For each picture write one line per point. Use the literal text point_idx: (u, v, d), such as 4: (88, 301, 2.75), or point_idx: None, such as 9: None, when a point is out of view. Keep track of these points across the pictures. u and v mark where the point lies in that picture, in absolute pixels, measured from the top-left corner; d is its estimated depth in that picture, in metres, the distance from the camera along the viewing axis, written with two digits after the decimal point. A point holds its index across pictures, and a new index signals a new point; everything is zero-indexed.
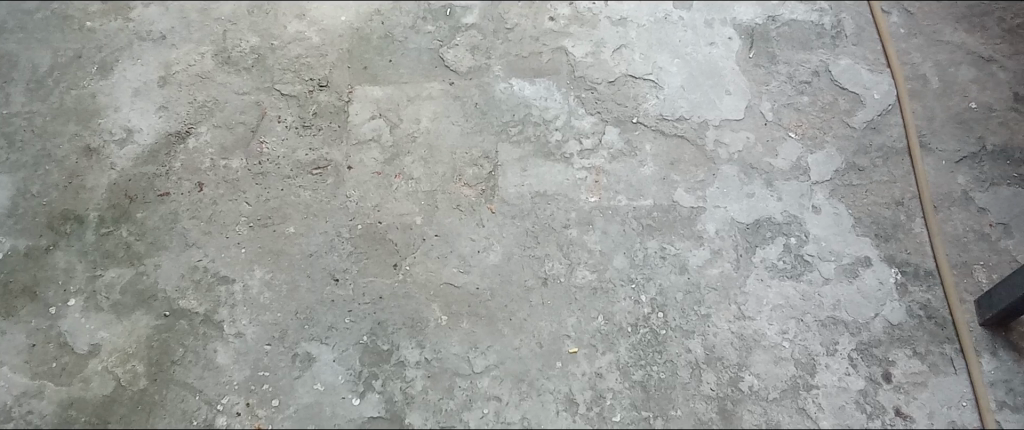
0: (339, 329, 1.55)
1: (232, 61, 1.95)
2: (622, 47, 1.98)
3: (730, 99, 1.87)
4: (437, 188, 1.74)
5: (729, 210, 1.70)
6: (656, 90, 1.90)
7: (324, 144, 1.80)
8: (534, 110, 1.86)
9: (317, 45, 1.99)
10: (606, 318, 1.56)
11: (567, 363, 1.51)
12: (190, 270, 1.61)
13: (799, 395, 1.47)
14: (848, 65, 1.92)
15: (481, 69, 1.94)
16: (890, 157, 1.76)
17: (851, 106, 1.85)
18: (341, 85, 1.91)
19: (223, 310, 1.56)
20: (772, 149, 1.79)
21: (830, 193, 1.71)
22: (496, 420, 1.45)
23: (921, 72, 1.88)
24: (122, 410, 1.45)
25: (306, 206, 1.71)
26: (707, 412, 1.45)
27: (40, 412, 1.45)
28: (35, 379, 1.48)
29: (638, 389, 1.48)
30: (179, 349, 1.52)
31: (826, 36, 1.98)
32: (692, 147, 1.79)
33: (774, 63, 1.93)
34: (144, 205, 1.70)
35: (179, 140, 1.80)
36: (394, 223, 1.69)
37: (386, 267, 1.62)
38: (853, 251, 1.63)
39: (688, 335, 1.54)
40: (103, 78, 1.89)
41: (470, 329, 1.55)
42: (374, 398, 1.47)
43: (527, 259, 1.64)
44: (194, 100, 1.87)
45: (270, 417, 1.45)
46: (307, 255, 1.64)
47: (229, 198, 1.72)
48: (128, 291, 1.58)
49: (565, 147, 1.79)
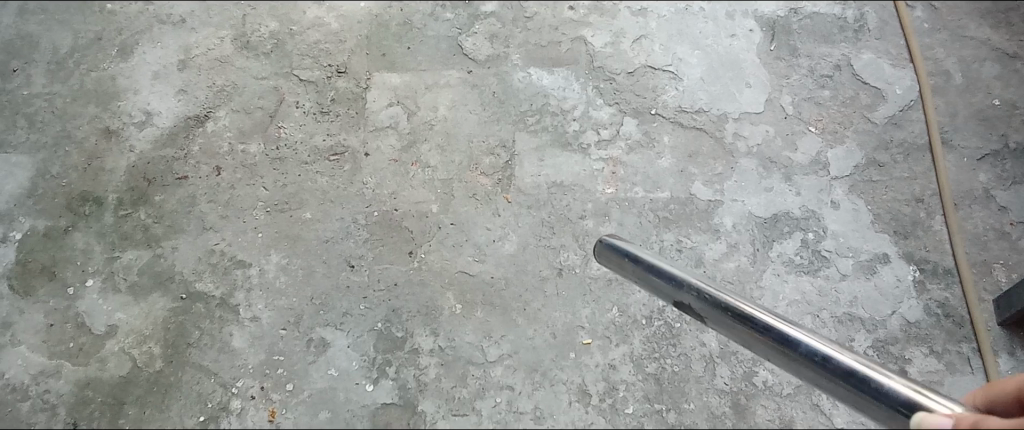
0: (354, 316, 1.55)
1: (250, 46, 1.95)
2: (642, 37, 1.97)
3: (750, 92, 1.86)
4: (453, 176, 1.74)
5: (747, 204, 1.68)
6: (676, 82, 1.88)
7: (342, 130, 1.80)
8: (551, 100, 1.85)
9: (336, 31, 1.99)
10: (621, 310, 1.56)
11: (580, 355, 1.51)
12: (207, 253, 1.62)
13: (814, 392, 1.46)
14: (870, 59, 1.90)
15: (499, 57, 1.94)
16: (911, 153, 1.74)
17: (872, 101, 1.83)
18: (359, 72, 1.91)
19: (239, 294, 1.57)
20: (791, 142, 1.77)
21: (849, 188, 1.70)
22: (509, 409, 1.45)
23: (944, 68, 1.86)
24: (138, 391, 1.46)
25: (322, 191, 1.71)
26: (720, 407, 1.45)
27: (57, 390, 1.46)
28: (53, 358, 1.49)
29: (651, 382, 1.48)
30: (195, 331, 1.53)
31: (849, 29, 1.96)
32: (711, 139, 1.78)
33: (795, 56, 1.92)
34: (162, 188, 1.71)
35: (198, 124, 1.81)
36: (409, 210, 1.69)
37: (401, 254, 1.63)
38: (871, 248, 1.62)
39: (702, 328, 1.53)
40: (123, 60, 1.90)
41: (484, 318, 1.55)
42: (388, 385, 1.48)
43: (542, 249, 1.63)
44: (212, 85, 1.87)
45: (284, 401, 1.46)
46: (323, 240, 1.64)
47: (246, 182, 1.72)
48: (146, 273, 1.59)
49: (582, 138, 1.79)
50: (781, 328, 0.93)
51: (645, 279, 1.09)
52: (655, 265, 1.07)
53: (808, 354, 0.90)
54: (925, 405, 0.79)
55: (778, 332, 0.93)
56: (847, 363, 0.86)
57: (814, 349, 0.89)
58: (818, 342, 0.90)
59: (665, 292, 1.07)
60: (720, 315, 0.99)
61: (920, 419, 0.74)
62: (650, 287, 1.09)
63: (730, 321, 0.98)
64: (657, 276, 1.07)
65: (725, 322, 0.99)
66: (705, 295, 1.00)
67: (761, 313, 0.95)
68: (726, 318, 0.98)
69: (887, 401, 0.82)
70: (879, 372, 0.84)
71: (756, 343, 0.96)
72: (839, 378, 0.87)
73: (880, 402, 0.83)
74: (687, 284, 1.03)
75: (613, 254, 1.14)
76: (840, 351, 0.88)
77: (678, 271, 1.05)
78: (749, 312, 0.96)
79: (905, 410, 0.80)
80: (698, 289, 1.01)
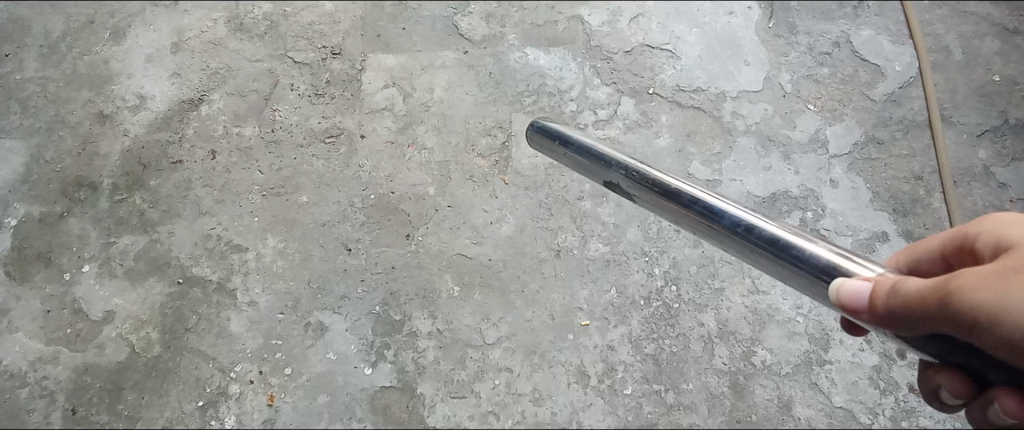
0: (351, 299, 1.55)
1: (244, 28, 1.94)
2: (639, 16, 1.95)
3: (748, 70, 1.84)
4: (450, 158, 1.72)
5: (746, 183, 1.67)
6: (673, 61, 1.87)
7: (337, 112, 1.79)
8: (548, 80, 1.84)
9: (330, 13, 1.97)
10: (620, 291, 1.55)
11: (579, 336, 1.50)
12: (203, 238, 1.61)
13: (812, 370, 1.47)
14: (869, 36, 1.89)
15: (496, 37, 1.92)
16: (910, 130, 1.73)
17: (871, 78, 1.82)
18: (353, 53, 1.89)
19: (236, 278, 1.57)
20: (789, 121, 1.76)
21: (848, 166, 1.69)
22: (507, 391, 1.45)
23: (944, 44, 1.84)
24: (137, 376, 1.46)
25: (318, 175, 1.70)
26: (719, 386, 1.45)
27: (55, 377, 1.45)
28: (50, 344, 1.46)
29: (650, 363, 1.47)
30: (193, 316, 1.52)
31: (848, 6, 1.95)
32: (709, 119, 1.77)
33: (794, 33, 1.90)
34: (156, 173, 1.70)
35: (192, 107, 1.80)
36: (406, 193, 1.68)
37: (398, 237, 1.62)
38: (871, 226, 1.61)
39: (701, 308, 1.53)
40: (116, 44, 1.89)
41: (482, 300, 1.55)
42: (386, 368, 1.48)
43: (540, 231, 1.63)
44: (206, 67, 1.86)
45: (282, 385, 1.46)
46: (319, 224, 1.63)
47: (241, 166, 1.71)
48: (142, 258, 1.59)
49: (580, 118, 1.77)
50: (705, 200, 0.88)
51: (572, 158, 1.08)
52: (585, 146, 1.06)
53: (732, 227, 0.84)
54: (844, 269, 0.76)
55: (703, 205, 0.88)
56: (772, 233, 0.81)
57: (737, 220, 0.84)
58: (743, 213, 0.84)
59: (593, 171, 1.05)
60: (649, 191, 0.95)
61: (839, 285, 0.74)
62: (580, 169, 1.08)
63: (657, 198, 0.94)
64: (586, 156, 1.05)
65: (652, 199, 0.95)
66: (636, 173, 0.97)
67: (691, 187, 0.90)
68: (653, 195, 0.94)
69: (806, 267, 0.78)
70: (801, 239, 0.79)
71: (682, 219, 0.92)
72: (761, 248, 0.82)
73: (800, 269, 0.79)
74: (617, 163, 1.00)
75: (548, 138, 1.12)
76: (765, 221, 0.83)
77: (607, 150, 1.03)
78: (677, 188, 0.91)
79: (826, 277, 0.77)
80: (626, 166, 0.98)
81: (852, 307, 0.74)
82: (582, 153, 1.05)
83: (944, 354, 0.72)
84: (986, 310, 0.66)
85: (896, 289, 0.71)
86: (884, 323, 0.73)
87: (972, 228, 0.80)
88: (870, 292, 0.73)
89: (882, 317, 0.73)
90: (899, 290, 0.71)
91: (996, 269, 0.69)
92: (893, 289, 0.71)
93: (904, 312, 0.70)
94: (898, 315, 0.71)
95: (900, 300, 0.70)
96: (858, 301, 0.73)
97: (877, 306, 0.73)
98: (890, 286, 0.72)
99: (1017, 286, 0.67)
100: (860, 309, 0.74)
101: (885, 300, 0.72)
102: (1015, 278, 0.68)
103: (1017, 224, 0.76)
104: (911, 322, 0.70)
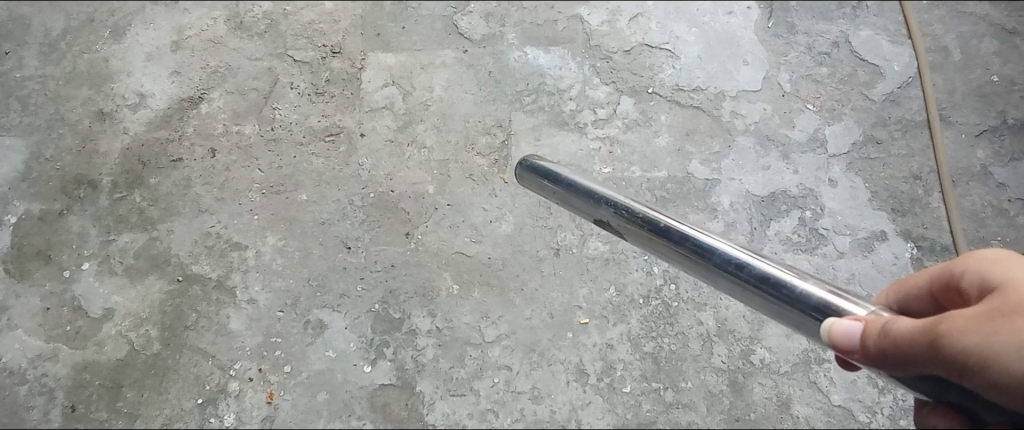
0: (350, 297, 1.55)
1: (244, 27, 1.94)
2: (639, 15, 1.96)
3: (747, 69, 1.85)
4: (450, 157, 1.73)
5: (745, 182, 1.68)
6: (672, 60, 1.87)
7: (336, 111, 1.80)
8: (547, 79, 1.84)
9: (330, 12, 1.98)
10: (619, 289, 1.56)
11: (578, 334, 1.51)
12: (203, 236, 1.61)
13: (811, 369, 1.47)
14: (868, 36, 1.89)
15: (495, 37, 1.92)
16: (908, 129, 1.73)
17: (870, 78, 1.82)
18: (353, 52, 1.90)
19: (236, 275, 1.57)
20: (788, 120, 1.77)
21: (846, 166, 1.69)
22: (507, 389, 1.45)
23: (942, 44, 1.84)
24: (136, 374, 1.46)
25: (318, 173, 1.70)
26: (717, 385, 1.45)
27: (54, 374, 1.44)
28: (49, 342, 1.45)
29: (649, 361, 1.48)
30: (192, 314, 1.53)
31: (847, 6, 1.95)
32: (708, 118, 1.78)
33: (793, 33, 1.91)
34: (156, 171, 1.70)
35: (192, 105, 1.80)
36: (405, 191, 1.68)
37: (398, 236, 1.62)
38: (869, 225, 1.61)
39: (700, 307, 1.53)
40: (115, 42, 1.86)
41: (481, 299, 1.55)
42: (385, 366, 1.48)
43: (539, 229, 1.63)
44: (206, 66, 1.87)
45: (282, 383, 1.46)
46: (319, 222, 1.64)
47: (241, 164, 1.71)
48: (142, 256, 1.59)
49: (579, 117, 1.78)
50: (695, 237, 0.81)
51: (558, 194, 1.01)
52: (571, 181, 0.99)
53: (723, 265, 0.77)
54: (839, 308, 0.69)
55: (693, 242, 0.81)
56: (764, 270, 0.74)
57: (730, 257, 0.77)
58: (733, 250, 0.78)
59: (580, 210, 0.98)
60: (638, 229, 0.88)
61: (831, 323, 0.67)
62: (565, 206, 1.01)
63: (645, 235, 0.87)
64: (573, 193, 0.98)
65: (641, 236, 0.88)
66: (624, 208, 0.90)
67: (680, 224, 0.84)
68: (642, 232, 0.87)
69: (798, 306, 0.71)
70: (795, 275, 0.73)
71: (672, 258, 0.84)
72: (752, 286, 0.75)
73: (793, 307, 0.72)
74: (602, 198, 0.93)
75: (527, 173, 1.05)
76: (756, 258, 0.76)
77: (596, 187, 0.96)
78: (667, 224, 0.84)
79: (818, 315, 0.70)
80: (613, 201, 0.91)
81: (845, 349, 0.68)
82: (569, 190, 0.98)
83: (937, 393, 0.65)
84: (978, 354, 0.60)
85: (887, 328, 0.66)
86: (875, 364, 0.67)
87: (956, 263, 0.73)
88: (861, 332, 0.67)
89: (876, 358, 0.66)
90: (891, 331, 0.65)
91: (985, 311, 0.64)
92: (885, 329, 0.66)
93: (895, 353, 0.65)
94: (890, 355, 0.65)
95: (892, 342, 0.65)
96: (851, 343, 0.67)
97: (869, 347, 0.67)
98: (881, 326, 0.67)
99: (1006, 329, 0.62)
100: (852, 350, 0.67)
101: (877, 341, 0.66)
102: (1004, 321, 0.62)
103: (1004, 262, 0.70)
104: (903, 362, 0.64)
